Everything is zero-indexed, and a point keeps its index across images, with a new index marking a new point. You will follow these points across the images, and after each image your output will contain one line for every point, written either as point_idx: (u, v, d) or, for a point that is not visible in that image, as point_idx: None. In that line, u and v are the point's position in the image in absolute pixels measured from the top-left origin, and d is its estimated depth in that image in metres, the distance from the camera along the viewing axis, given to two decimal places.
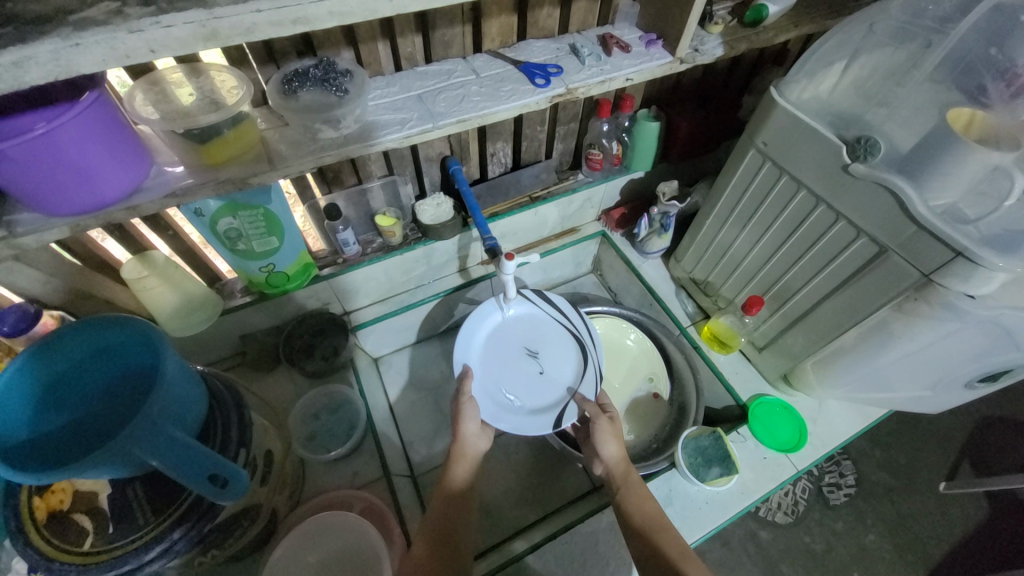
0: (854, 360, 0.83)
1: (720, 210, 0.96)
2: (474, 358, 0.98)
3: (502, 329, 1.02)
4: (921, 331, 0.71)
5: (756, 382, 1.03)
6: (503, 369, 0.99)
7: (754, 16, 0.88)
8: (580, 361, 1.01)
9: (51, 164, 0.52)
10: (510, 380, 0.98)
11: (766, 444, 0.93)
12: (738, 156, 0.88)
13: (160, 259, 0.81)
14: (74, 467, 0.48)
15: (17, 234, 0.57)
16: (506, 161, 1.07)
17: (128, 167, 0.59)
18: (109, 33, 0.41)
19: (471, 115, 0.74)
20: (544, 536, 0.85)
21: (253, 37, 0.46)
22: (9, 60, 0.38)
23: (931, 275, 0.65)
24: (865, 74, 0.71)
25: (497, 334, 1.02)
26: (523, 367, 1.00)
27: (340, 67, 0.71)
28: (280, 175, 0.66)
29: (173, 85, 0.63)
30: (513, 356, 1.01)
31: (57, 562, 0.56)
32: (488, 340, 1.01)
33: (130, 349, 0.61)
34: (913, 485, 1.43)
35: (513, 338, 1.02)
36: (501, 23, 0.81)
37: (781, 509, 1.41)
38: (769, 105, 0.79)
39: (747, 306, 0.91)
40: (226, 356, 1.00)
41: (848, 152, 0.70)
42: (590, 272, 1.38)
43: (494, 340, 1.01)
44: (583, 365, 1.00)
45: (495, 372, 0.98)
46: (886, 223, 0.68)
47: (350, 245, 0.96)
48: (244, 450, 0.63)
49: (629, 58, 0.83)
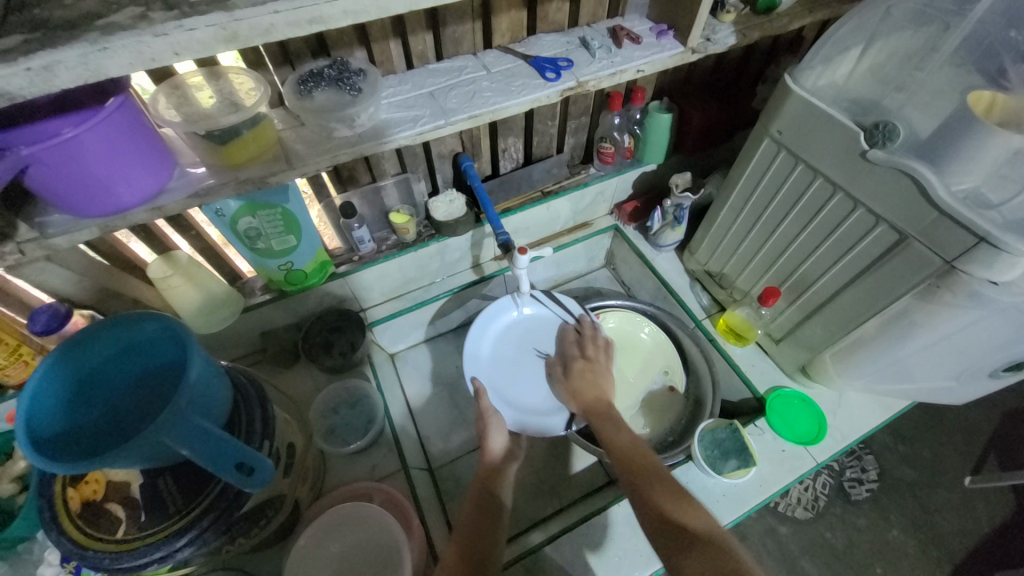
0: (875, 351, 0.82)
1: (735, 199, 0.95)
2: (486, 360, 0.99)
3: (510, 332, 1.03)
4: (944, 320, 0.70)
5: (774, 375, 1.02)
6: (514, 370, 1.00)
7: (767, 3, 0.87)
8: None
9: (80, 163, 0.54)
10: (522, 382, 1.00)
11: (784, 436, 0.93)
12: (752, 145, 0.87)
13: (184, 259, 0.83)
14: (110, 456, 0.51)
15: (50, 235, 0.60)
16: (517, 156, 1.07)
17: (152, 167, 0.61)
18: (135, 37, 0.42)
19: (482, 111, 0.74)
20: (560, 528, 0.86)
21: (272, 38, 0.47)
22: (40, 65, 0.40)
23: (954, 262, 0.64)
24: (883, 58, 0.70)
25: (505, 334, 1.03)
26: (535, 367, 1.01)
27: (354, 66, 0.72)
28: (298, 174, 0.68)
29: (194, 88, 0.65)
30: (524, 357, 1.02)
31: (91, 550, 0.59)
32: (497, 342, 1.02)
33: (158, 345, 0.63)
34: (936, 479, 1.40)
35: (523, 339, 1.03)
36: (511, 18, 0.82)
37: (801, 504, 1.39)
38: (783, 93, 0.78)
39: (764, 297, 0.90)
40: (248, 352, 1.03)
41: (865, 138, 0.69)
42: (603, 267, 1.37)
43: (504, 341, 1.02)
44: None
45: (506, 374, 1.00)
46: (906, 210, 0.67)
47: (365, 242, 0.98)
48: (268, 442, 0.65)
49: (640, 49, 0.83)
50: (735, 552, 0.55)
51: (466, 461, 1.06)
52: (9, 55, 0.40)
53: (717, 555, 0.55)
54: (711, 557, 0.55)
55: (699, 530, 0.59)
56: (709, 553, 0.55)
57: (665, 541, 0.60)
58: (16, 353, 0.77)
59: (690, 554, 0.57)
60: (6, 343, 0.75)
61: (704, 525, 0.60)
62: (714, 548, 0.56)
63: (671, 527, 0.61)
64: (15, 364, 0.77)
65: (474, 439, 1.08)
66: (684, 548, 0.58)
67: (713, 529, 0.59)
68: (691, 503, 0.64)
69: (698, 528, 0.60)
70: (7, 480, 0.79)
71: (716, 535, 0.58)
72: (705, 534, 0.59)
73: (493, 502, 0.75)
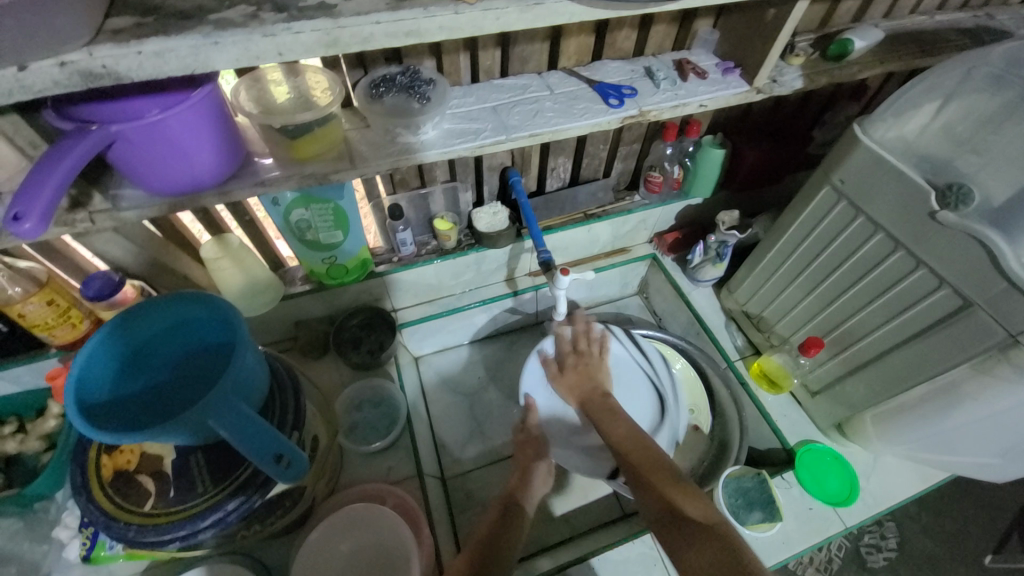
0: (919, 417, 0.79)
1: (783, 244, 0.92)
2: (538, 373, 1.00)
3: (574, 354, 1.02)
4: (999, 396, 0.67)
5: (806, 428, 0.98)
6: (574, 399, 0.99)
7: (839, 50, 0.85)
8: (656, 414, 1.01)
9: (160, 144, 0.56)
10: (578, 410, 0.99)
11: (813, 494, 0.89)
12: (810, 191, 0.85)
13: (235, 243, 0.85)
14: (154, 429, 0.52)
15: (122, 208, 0.62)
16: (564, 176, 1.07)
17: (225, 155, 0.63)
18: (244, 35, 0.45)
19: (543, 130, 0.75)
20: (571, 558, 0.84)
21: (368, 46, 0.49)
22: (152, 50, 0.44)
23: (1019, 336, 0.62)
24: (958, 118, 0.68)
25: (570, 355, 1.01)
26: None
27: (424, 76, 0.74)
28: (359, 175, 0.69)
29: (272, 83, 0.68)
30: None
31: (119, 521, 0.60)
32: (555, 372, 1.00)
33: (205, 326, 0.65)
34: (959, 556, 1.32)
35: None
36: (580, 42, 0.82)
37: (813, 564, 1.32)
38: (849, 143, 0.76)
39: (805, 347, 0.87)
40: (280, 339, 1.05)
41: (936, 198, 0.67)
42: (636, 295, 1.36)
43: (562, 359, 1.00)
44: (659, 419, 1.00)
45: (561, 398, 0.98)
46: (973, 277, 0.65)
47: (407, 245, 0.99)
48: (297, 433, 0.66)
49: (705, 84, 0.82)
50: (739, 541, 0.54)
51: (478, 475, 1.05)
52: (121, 36, 0.44)
53: (717, 545, 0.54)
54: (710, 546, 0.55)
55: (699, 518, 0.58)
56: (708, 544, 0.55)
57: (670, 531, 0.59)
58: (64, 315, 0.77)
59: (691, 547, 0.56)
60: (58, 305, 0.76)
61: (703, 512, 0.59)
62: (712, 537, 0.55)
63: (672, 516, 0.60)
64: (62, 325, 0.78)
65: (489, 454, 1.07)
66: (685, 540, 0.57)
67: (711, 515, 0.59)
68: (689, 490, 0.62)
69: (698, 516, 0.59)
70: (36, 437, 0.82)
71: (716, 521, 0.58)
72: (704, 521, 0.58)
73: (510, 511, 0.73)
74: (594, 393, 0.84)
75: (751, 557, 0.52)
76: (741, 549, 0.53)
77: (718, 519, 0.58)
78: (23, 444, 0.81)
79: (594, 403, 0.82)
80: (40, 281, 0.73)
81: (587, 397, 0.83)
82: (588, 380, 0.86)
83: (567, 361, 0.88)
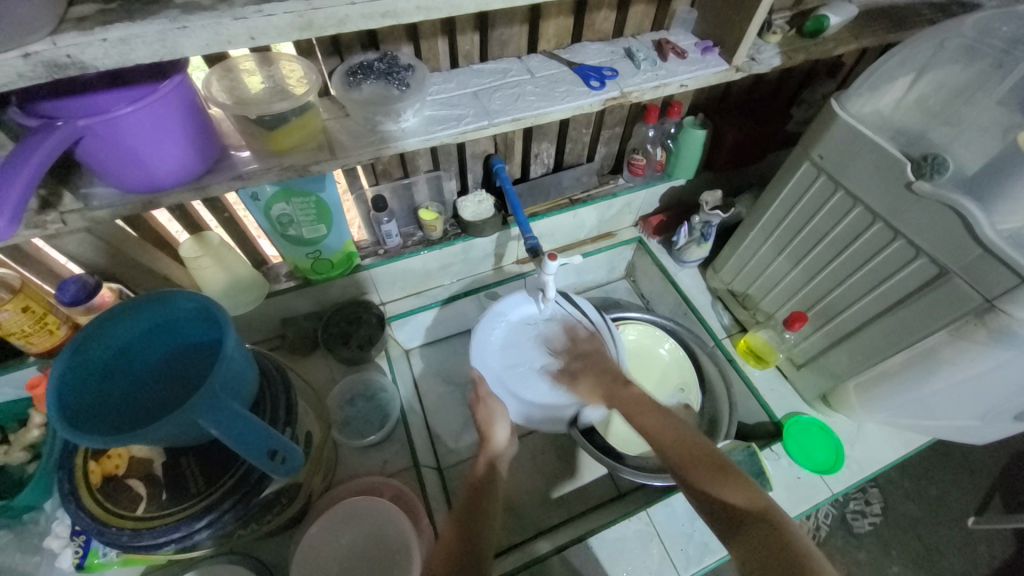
0: (899, 385, 0.82)
1: (766, 221, 0.94)
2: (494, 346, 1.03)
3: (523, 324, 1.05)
4: (973, 360, 0.70)
5: (793, 401, 1.01)
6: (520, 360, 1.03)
7: (814, 26, 0.85)
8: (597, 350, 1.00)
9: (129, 140, 0.54)
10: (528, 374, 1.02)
11: (800, 464, 0.92)
12: (790, 168, 0.86)
13: (215, 240, 0.84)
14: (143, 431, 0.51)
15: (93, 207, 0.60)
16: (548, 162, 1.07)
17: (200, 148, 0.61)
18: (214, 18, 0.44)
19: (525, 115, 0.74)
20: (568, 539, 0.86)
21: (344, 28, 0.49)
22: (117, 37, 0.42)
23: (995, 300, 0.64)
24: (931, 90, 0.69)
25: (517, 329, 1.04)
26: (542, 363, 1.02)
27: (402, 62, 0.72)
28: (339, 165, 0.68)
29: (245, 72, 0.66)
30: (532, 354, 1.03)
31: (112, 526, 0.59)
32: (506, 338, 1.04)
33: (192, 323, 0.64)
34: (941, 517, 1.38)
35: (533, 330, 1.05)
36: (559, 24, 0.82)
37: (802, 532, 1.37)
38: (827, 118, 0.77)
39: (790, 321, 0.89)
40: (268, 337, 1.03)
41: (912, 169, 0.68)
42: (623, 278, 1.37)
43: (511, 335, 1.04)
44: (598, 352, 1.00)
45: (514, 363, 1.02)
46: (948, 246, 0.66)
47: (392, 237, 0.98)
48: (291, 429, 0.65)
49: (684, 64, 0.82)
50: (788, 526, 0.54)
51: (475, 464, 1.05)
52: (86, 24, 0.42)
53: (767, 536, 0.53)
54: (764, 537, 0.53)
55: (744, 505, 0.57)
56: (757, 533, 0.54)
57: (718, 520, 0.58)
58: (41, 322, 0.75)
59: (741, 537, 0.55)
60: (33, 311, 0.73)
61: (747, 498, 0.58)
62: (762, 524, 0.54)
63: (720, 507, 0.59)
64: (39, 332, 0.76)
65: (485, 442, 1.08)
66: (733, 529, 0.56)
67: (758, 500, 0.58)
68: (734, 475, 0.61)
69: (745, 503, 0.57)
70: (19, 448, 0.80)
71: (762, 506, 0.57)
72: (753, 508, 0.57)
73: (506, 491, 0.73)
74: (609, 383, 0.84)
75: (804, 545, 0.52)
76: (798, 542, 0.52)
77: (765, 504, 0.57)
78: (8, 456, 0.79)
79: (619, 395, 0.80)
80: (13, 287, 0.70)
81: (611, 392, 0.82)
82: (602, 376, 0.86)
83: (574, 367, 0.92)
